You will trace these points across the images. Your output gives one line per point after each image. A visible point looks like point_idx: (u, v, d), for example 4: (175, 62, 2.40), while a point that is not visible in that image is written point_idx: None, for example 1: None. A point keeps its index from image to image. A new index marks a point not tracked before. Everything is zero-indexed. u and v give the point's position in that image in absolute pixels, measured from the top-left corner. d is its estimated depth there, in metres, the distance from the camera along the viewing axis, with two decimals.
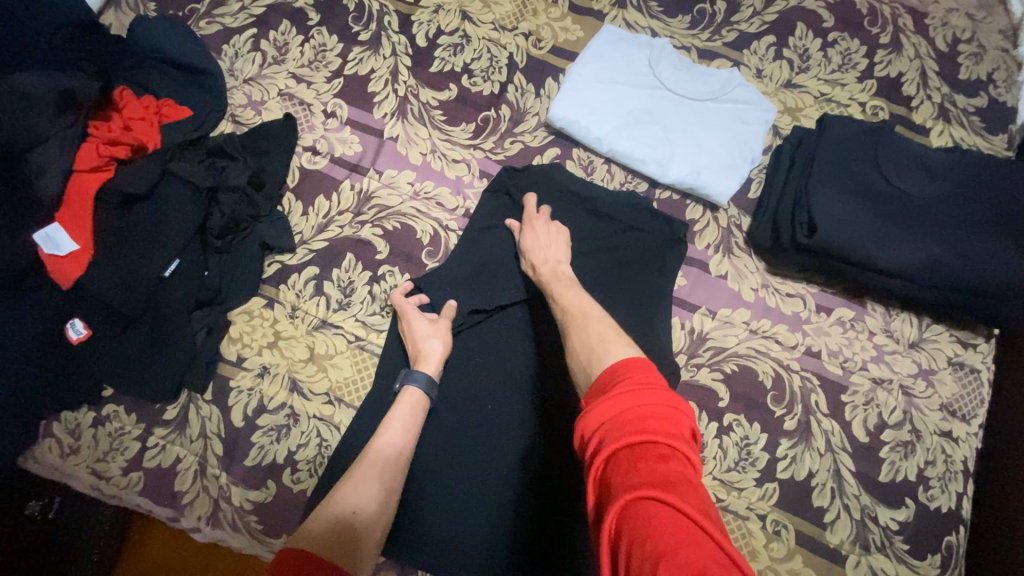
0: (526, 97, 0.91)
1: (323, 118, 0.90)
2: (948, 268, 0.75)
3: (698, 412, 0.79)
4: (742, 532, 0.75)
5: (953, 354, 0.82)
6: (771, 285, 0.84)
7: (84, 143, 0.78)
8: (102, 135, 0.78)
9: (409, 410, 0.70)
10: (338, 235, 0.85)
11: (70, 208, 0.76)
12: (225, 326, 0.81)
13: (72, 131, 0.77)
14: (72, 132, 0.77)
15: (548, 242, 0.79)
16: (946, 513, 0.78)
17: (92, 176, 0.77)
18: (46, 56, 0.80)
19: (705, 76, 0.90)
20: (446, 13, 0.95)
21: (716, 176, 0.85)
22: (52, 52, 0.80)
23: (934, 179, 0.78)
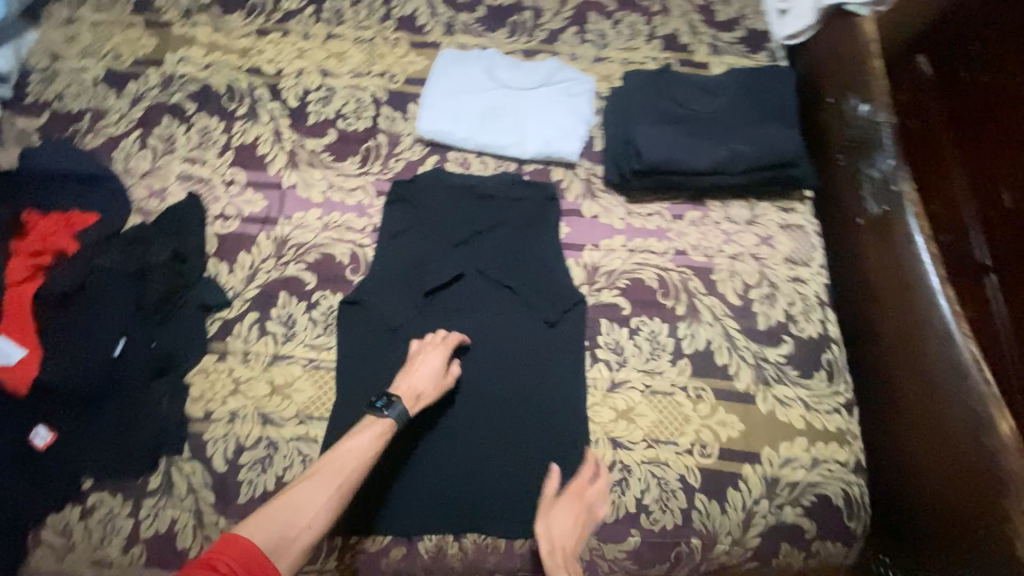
0: (396, 123, 1.07)
1: (225, 187, 1.01)
2: (746, 156, 0.97)
3: (610, 325, 0.96)
4: (672, 404, 0.91)
5: (781, 219, 1.05)
6: (634, 211, 1.03)
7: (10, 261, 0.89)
8: (25, 251, 0.90)
9: (375, 439, 0.79)
10: (267, 280, 0.96)
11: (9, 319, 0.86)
12: (185, 388, 0.88)
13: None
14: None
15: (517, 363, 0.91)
16: (816, 337, 0.98)
17: (21, 287, 0.88)
18: None
19: (531, 69, 1.10)
20: (308, 74, 1.10)
21: (563, 141, 1.04)
22: None
23: (716, 98, 1.02)
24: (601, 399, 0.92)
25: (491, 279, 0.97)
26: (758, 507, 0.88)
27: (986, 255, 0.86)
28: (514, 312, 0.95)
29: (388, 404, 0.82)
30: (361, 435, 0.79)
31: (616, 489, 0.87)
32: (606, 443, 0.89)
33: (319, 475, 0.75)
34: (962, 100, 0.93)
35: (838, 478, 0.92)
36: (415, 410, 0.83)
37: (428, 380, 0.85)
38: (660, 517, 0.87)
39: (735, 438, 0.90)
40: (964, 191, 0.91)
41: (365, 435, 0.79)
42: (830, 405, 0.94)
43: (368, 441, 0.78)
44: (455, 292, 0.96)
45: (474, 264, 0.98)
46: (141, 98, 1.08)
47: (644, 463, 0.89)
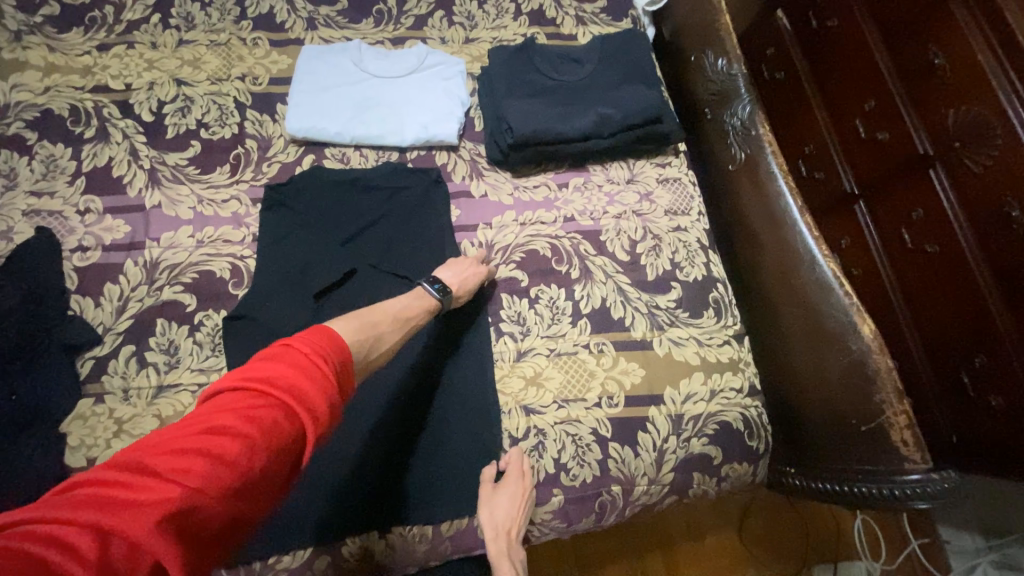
0: (265, 126, 1.03)
1: (79, 218, 0.93)
2: (614, 118, 1.02)
3: (510, 298, 0.98)
4: (577, 363, 0.95)
5: (658, 174, 1.11)
6: (520, 186, 1.06)
7: None
8: None
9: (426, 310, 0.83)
10: (141, 309, 0.89)
11: None
12: (60, 438, 0.81)
13: None
14: None
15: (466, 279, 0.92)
16: (702, 279, 1.05)
17: None
18: None
19: (401, 56, 1.09)
20: (161, 85, 1.03)
21: (441, 124, 1.04)
22: None
23: (581, 66, 1.06)
24: (509, 369, 0.94)
25: (386, 271, 0.97)
26: (668, 444, 0.94)
27: (853, 187, 1.03)
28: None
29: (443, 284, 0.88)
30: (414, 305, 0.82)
31: (533, 454, 0.90)
32: (519, 411, 0.92)
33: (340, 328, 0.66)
34: (817, 51, 1.10)
35: (735, 404, 1.00)
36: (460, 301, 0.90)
37: (474, 279, 0.92)
38: (579, 472, 0.90)
39: (639, 384, 0.95)
40: (831, 133, 1.07)
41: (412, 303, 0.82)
42: (720, 338, 1.03)
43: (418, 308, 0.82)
44: (350, 290, 0.95)
45: (366, 259, 0.97)
46: None
47: (558, 424, 0.92)
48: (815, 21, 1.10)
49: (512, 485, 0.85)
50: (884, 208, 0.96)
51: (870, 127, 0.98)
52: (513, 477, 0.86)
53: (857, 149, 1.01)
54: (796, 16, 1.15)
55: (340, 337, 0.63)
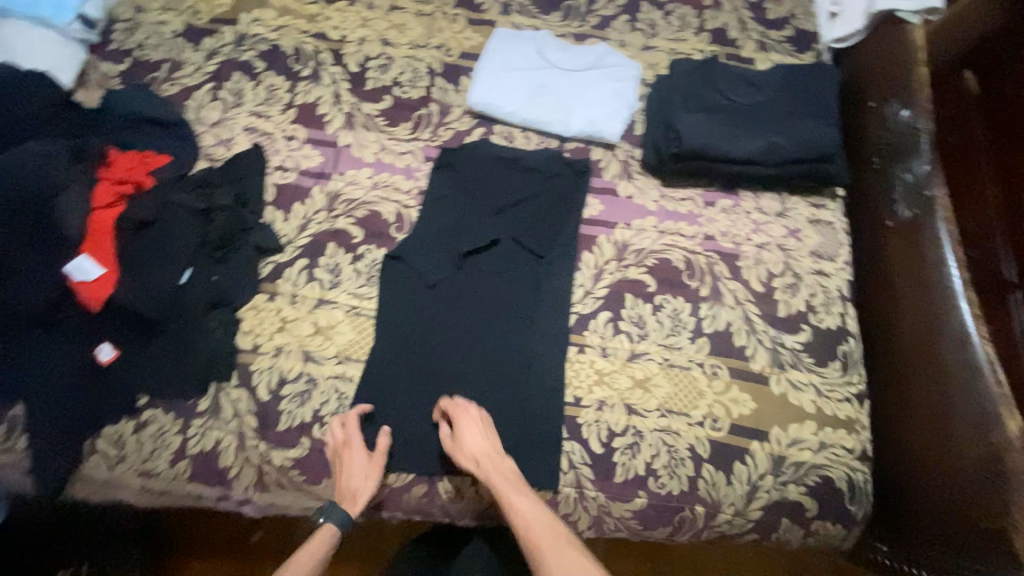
0: (448, 94, 1.14)
1: (286, 142, 1.09)
2: (782, 148, 1.01)
3: (634, 300, 1.00)
4: (689, 379, 0.96)
5: (811, 214, 1.08)
6: (668, 195, 1.07)
7: (97, 184, 0.94)
8: (113, 177, 0.95)
9: (319, 544, 0.84)
10: (318, 231, 1.03)
11: (93, 240, 0.90)
12: (237, 322, 0.95)
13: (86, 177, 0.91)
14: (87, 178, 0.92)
15: (363, 480, 0.86)
16: (834, 329, 1.01)
17: (108, 211, 0.93)
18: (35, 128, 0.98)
19: (581, 53, 1.15)
20: (370, 43, 1.17)
21: (606, 122, 1.09)
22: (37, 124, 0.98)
23: (758, 91, 1.06)
24: (620, 366, 0.96)
25: (525, 246, 1.03)
26: (762, 482, 0.92)
27: (1013, 274, 0.93)
28: (544, 278, 1.01)
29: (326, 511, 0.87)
30: (314, 544, 0.85)
31: (627, 453, 0.92)
32: (622, 409, 0.94)
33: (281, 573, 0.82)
34: (1003, 122, 1.01)
35: (843, 463, 0.96)
36: (355, 506, 0.86)
37: (361, 478, 0.86)
38: (667, 482, 0.92)
39: (746, 415, 0.94)
40: (996, 210, 0.99)
41: (313, 545, 0.84)
42: (842, 393, 0.98)
43: (319, 544, 0.84)
44: (491, 255, 1.03)
45: (511, 232, 1.04)
46: (214, 53, 1.16)
47: (657, 431, 0.93)
48: (1006, 91, 1.01)
49: (462, 425, 0.88)
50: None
51: None
52: (459, 418, 0.89)
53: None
54: (986, 84, 1.06)
55: None
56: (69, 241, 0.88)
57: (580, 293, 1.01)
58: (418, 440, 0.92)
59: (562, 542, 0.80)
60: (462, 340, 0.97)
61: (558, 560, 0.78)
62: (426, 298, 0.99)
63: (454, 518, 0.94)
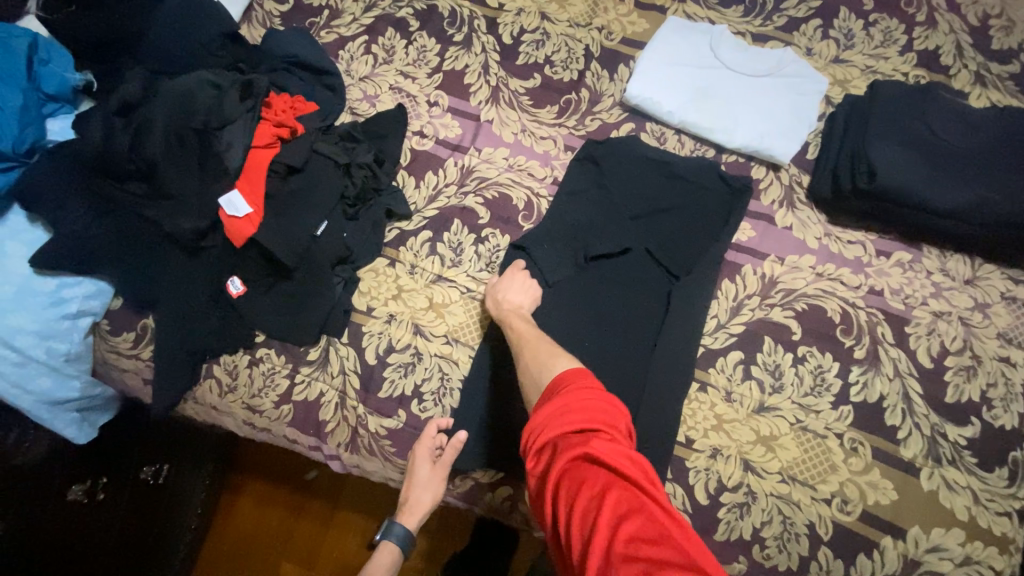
0: (602, 81, 1.05)
1: (427, 107, 1.05)
2: (997, 207, 0.85)
3: (773, 346, 0.89)
4: (821, 448, 0.85)
5: (1006, 289, 0.91)
6: (833, 234, 0.94)
7: (258, 124, 0.93)
8: (272, 118, 0.94)
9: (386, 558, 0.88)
10: (446, 205, 0.99)
11: (245, 178, 0.91)
12: (357, 281, 0.95)
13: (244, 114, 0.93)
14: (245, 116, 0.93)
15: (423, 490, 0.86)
16: (1010, 431, 0.85)
17: (264, 152, 0.92)
18: (205, 56, 1.00)
19: (760, 56, 1.02)
20: (527, 14, 1.10)
21: (777, 140, 0.96)
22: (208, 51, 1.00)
23: (977, 133, 0.89)
24: (743, 416, 0.87)
25: (659, 261, 0.94)
26: None
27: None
28: (676, 301, 0.91)
29: (389, 524, 0.89)
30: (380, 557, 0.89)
31: (735, 511, 0.83)
32: (738, 462, 0.85)
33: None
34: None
35: None
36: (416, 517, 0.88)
37: (423, 491, 0.87)
38: (774, 555, 0.82)
39: (883, 505, 0.82)
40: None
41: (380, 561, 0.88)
42: (1004, 506, 0.83)
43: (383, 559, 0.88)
44: (621, 263, 0.95)
45: (647, 242, 0.95)
46: (371, 5, 1.14)
47: (773, 496, 0.83)
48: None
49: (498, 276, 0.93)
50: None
51: None
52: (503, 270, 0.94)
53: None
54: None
55: None
56: (225, 174, 0.89)
57: (711, 326, 0.91)
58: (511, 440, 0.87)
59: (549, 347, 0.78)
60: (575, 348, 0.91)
61: (540, 357, 0.75)
62: (545, 296, 0.93)
63: (532, 528, 0.90)
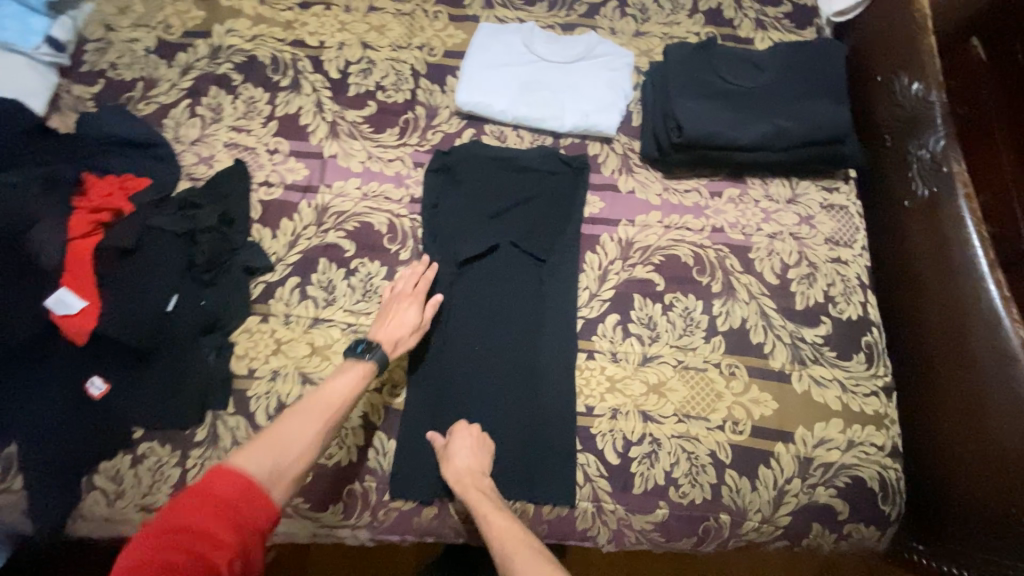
0: (434, 96, 1.09)
1: (268, 156, 1.04)
2: (791, 131, 0.96)
3: (643, 300, 0.96)
4: (705, 380, 0.91)
5: (823, 199, 1.02)
6: (670, 187, 1.02)
7: (72, 214, 0.88)
8: (87, 205, 0.89)
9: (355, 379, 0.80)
10: (308, 247, 0.98)
11: (71, 272, 0.85)
12: (230, 346, 0.91)
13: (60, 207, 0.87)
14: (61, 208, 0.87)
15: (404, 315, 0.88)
16: (856, 319, 0.96)
17: (85, 241, 0.87)
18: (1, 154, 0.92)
19: (570, 43, 1.10)
20: (349, 47, 1.12)
21: (601, 115, 1.04)
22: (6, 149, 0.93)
23: (761, 72, 1.01)
24: (632, 372, 0.92)
25: (526, 251, 0.98)
26: (790, 487, 0.87)
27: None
28: (547, 284, 0.96)
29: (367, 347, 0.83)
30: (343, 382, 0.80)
31: (646, 462, 0.88)
32: (637, 416, 0.89)
33: (257, 441, 0.70)
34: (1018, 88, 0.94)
35: (874, 461, 0.89)
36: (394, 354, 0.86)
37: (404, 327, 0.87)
38: (689, 491, 0.87)
39: (768, 416, 0.89)
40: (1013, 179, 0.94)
41: (338, 383, 0.80)
42: (868, 387, 0.92)
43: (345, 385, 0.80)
44: (492, 262, 0.98)
45: (510, 236, 0.99)
46: (189, 68, 1.12)
47: (674, 437, 0.88)
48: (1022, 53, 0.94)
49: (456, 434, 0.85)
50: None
51: None
52: (457, 430, 0.86)
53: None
54: (996, 48, 0.98)
55: (249, 457, 0.68)
56: (50, 275, 0.84)
57: (585, 297, 0.96)
58: (422, 458, 0.87)
59: (528, 544, 0.72)
60: (466, 353, 0.93)
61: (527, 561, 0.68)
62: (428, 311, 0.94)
63: (469, 539, 0.89)
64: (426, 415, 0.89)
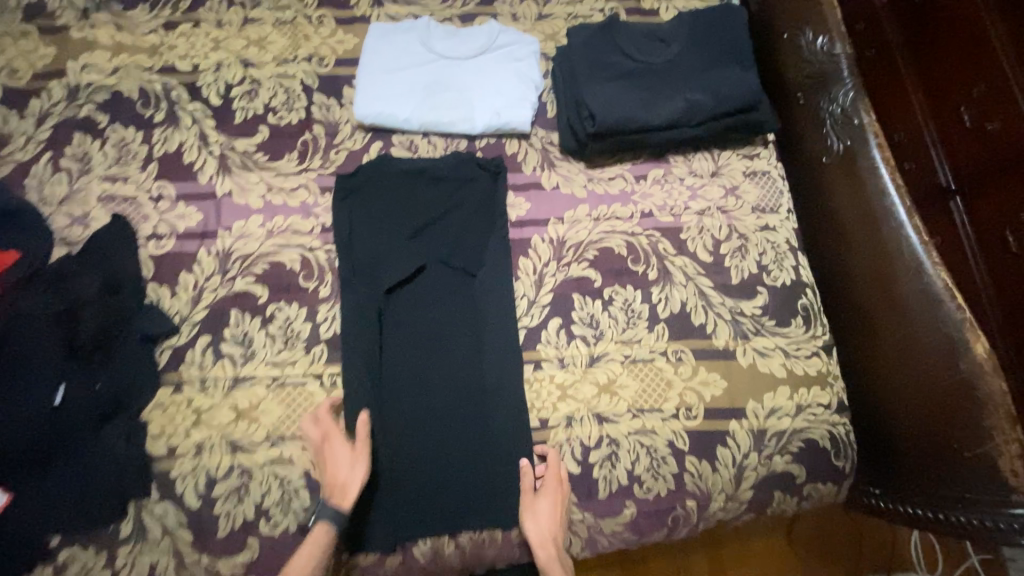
0: (332, 111, 0.99)
1: (153, 204, 0.93)
2: (704, 105, 0.93)
3: (582, 299, 0.93)
4: (654, 370, 0.90)
5: (745, 167, 1.01)
6: (595, 177, 0.99)
7: None
8: None
9: (345, 462, 0.80)
10: (215, 299, 0.89)
11: None
12: (142, 427, 0.82)
13: None
14: None
15: (353, 466, 0.80)
16: (790, 284, 0.96)
17: None
18: None
19: (470, 36, 1.03)
20: (228, 67, 1.01)
21: (513, 111, 0.98)
22: None
23: (667, 45, 0.98)
24: (581, 375, 0.89)
25: (455, 267, 0.93)
26: (748, 462, 0.88)
27: (951, 179, 0.98)
28: (481, 299, 0.92)
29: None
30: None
31: (606, 464, 0.86)
32: (591, 419, 0.87)
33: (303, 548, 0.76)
34: None
35: (824, 421, 0.91)
36: (343, 500, 0.77)
37: (347, 469, 0.79)
38: (653, 485, 0.86)
39: (719, 395, 0.89)
40: (929, 122, 1.02)
41: (337, 459, 0.81)
42: (809, 349, 0.94)
43: (343, 465, 0.80)
44: (420, 284, 0.93)
45: (435, 253, 0.93)
46: (43, 115, 0.97)
47: (631, 434, 0.87)
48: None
49: (524, 521, 0.81)
50: (985, 206, 0.92)
51: (978, 116, 0.93)
52: (545, 490, 0.83)
53: (961, 138, 0.96)
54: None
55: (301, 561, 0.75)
56: None
57: (524, 306, 0.92)
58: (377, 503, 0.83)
59: None
60: (407, 385, 0.88)
61: None
62: (358, 349, 0.87)
63: None
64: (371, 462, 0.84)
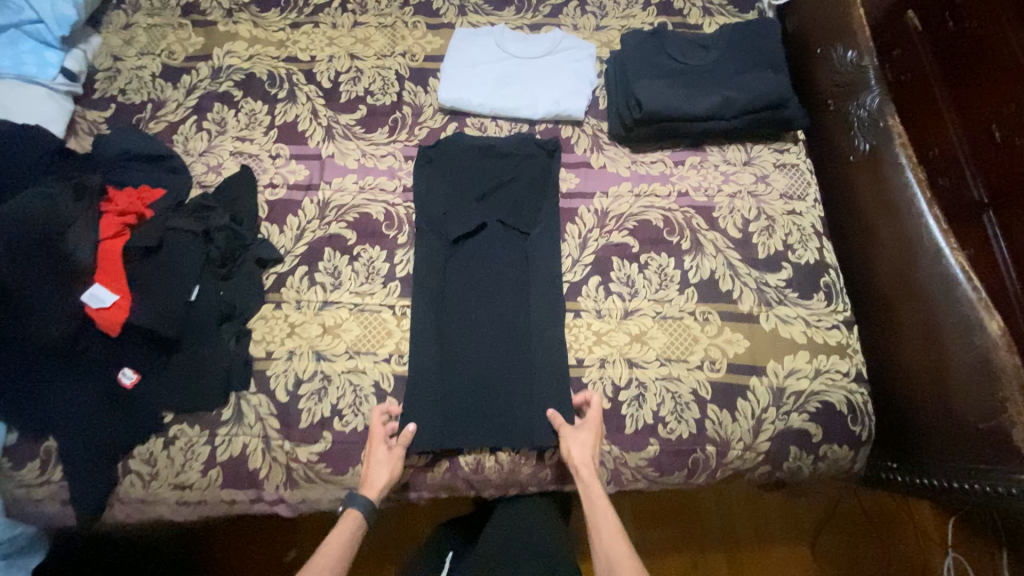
0: (418, 96, 1.20)
1: (271, 160, 1.14)
2: (739, 101, 1.07)
3: (621, 262, 1.06)
4: (682, 327, 1.00)
5: (776, 159, 1.13)
6: (638, 160, 1.13)
7: (101, 219, 0.97)
8: (114, 210, 0.98)
9: (381, 448, 0.91)
10: (313, 238, 1.08)
11: (103, 269, 0.94)
12: (248, 332, 1.00)
13: (90, 213, 0.95)
14: (91, 215, 0.95)
15: (383, 466, 0.90)
16: (814, 263, 1.06)
17: (113, 242, 0.96)
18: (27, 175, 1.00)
19: (538, 40, 1.22)
20: (338, 59, 1.23)
21: (570, 101, 1.15)
22: (33, 167, 1.01)
23: (709, 52, 1.13)
24: (616, 325, 1.01)
25: (511, 227, 1.09)
26: (766, 416, 0.96)
27: (982, 194, 1.01)
28: (532, 255, 1.06)
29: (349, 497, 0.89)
30: (343, 529, 0.86)
31: (634, 404, 0.96)
32: (623, 363, 0.98)
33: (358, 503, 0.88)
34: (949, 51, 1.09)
35: (841, 387, 0.98)
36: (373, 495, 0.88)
37: (383, 466, 0.90)
38: (676, 427, 0.95)
39: (742, 353, 0.99)
40: (959, 135, 1.07)
41: (377, 449, 0.91)
42: (830, 321, 1.02)
43: (381, 449, 0.91)
44: (480, 239, 1.08)
45: (496, 215, 1.09)
46: (193, 88, 1.22)
47: (659, 380, 0.97)
48: (950, 19, 1.09)
49: (568, 443, 0.91)
50: (1014, 216, 0.96)
51: (1008, 131, 0.97)
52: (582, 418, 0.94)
53: (993, 155, 1.00)
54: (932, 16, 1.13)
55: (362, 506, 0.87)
56: (82, 272, 0.92)
57: (568, 264, 1.06)
58: (431, 414, 0.96)
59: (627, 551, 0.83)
60: (463, 320, 1.02)
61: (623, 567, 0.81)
62: (426, 285, 1.03)
63: (479, 490, 0.98)
64: (427, 381, 0.97)
